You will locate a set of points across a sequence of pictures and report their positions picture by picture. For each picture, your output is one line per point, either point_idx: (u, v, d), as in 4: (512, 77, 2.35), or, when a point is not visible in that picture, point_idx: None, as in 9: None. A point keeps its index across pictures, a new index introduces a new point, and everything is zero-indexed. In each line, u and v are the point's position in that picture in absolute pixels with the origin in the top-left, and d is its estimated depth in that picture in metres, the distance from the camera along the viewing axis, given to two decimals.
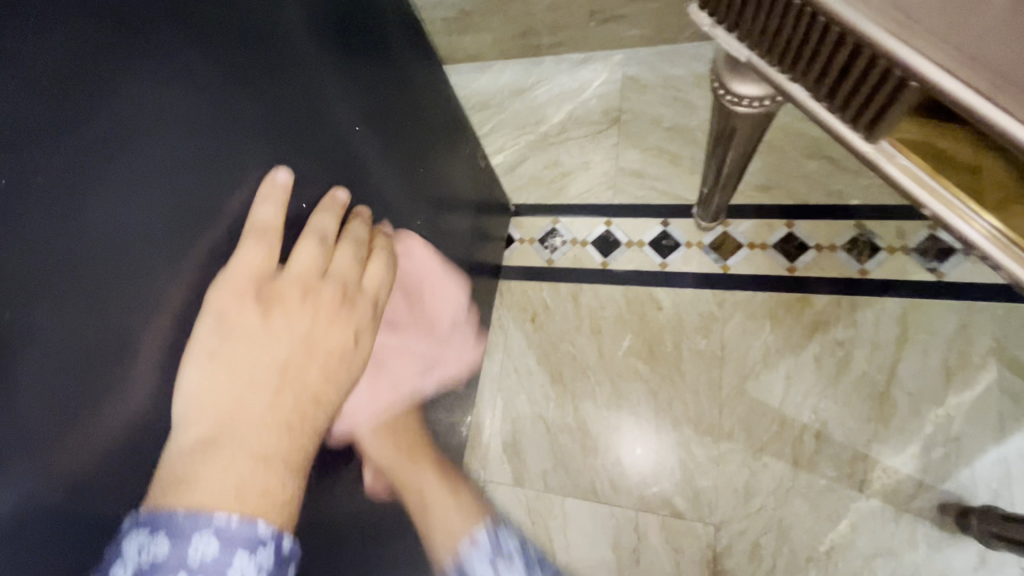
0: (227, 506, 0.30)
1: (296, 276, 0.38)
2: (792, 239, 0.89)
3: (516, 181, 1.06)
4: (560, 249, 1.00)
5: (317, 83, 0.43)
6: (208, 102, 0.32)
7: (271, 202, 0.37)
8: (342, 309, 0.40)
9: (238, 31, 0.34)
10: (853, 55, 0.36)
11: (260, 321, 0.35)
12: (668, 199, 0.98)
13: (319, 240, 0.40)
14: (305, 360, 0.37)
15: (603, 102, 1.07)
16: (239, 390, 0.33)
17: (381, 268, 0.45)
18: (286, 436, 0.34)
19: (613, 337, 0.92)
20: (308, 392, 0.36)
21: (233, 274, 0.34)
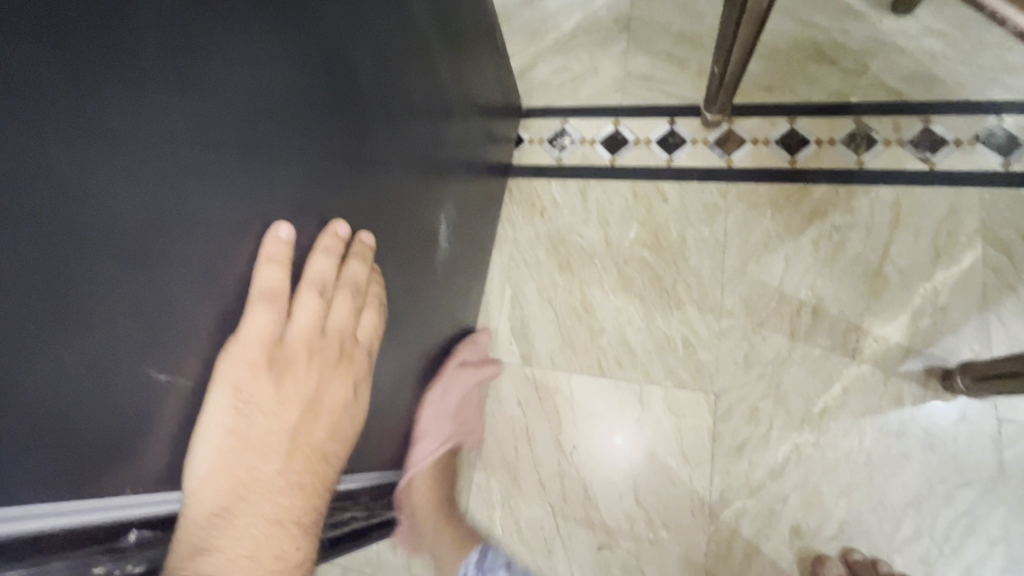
0: (248, 547, 0.39)
1: (301, 341, 0.43)
2: (794, 134, 0.93)
3: (526, 85, 1.07)
4: (568, 148, 1.02)
5: (335, 144, 0.44)
6: (222, 187, 0.34)
7: (277, 262, 0.39)
8: (339, 368, 0.46)
9: (258, 118, 0.36)
10: None
11: (271, 389, 0.40)
12: (675, 100, 1.00)
13: (319, 292, 0.43)
14: (312, 419, 0.44)
15: (613, 11, 1.09)
16: (253, 457, 0.39)
17: (372, 318, 0.49)
18: (297, 489, 0.42)
19: (620, 227, 0.95)
20: (315, 449, 0.44)
21: (243, 346, 0.38)
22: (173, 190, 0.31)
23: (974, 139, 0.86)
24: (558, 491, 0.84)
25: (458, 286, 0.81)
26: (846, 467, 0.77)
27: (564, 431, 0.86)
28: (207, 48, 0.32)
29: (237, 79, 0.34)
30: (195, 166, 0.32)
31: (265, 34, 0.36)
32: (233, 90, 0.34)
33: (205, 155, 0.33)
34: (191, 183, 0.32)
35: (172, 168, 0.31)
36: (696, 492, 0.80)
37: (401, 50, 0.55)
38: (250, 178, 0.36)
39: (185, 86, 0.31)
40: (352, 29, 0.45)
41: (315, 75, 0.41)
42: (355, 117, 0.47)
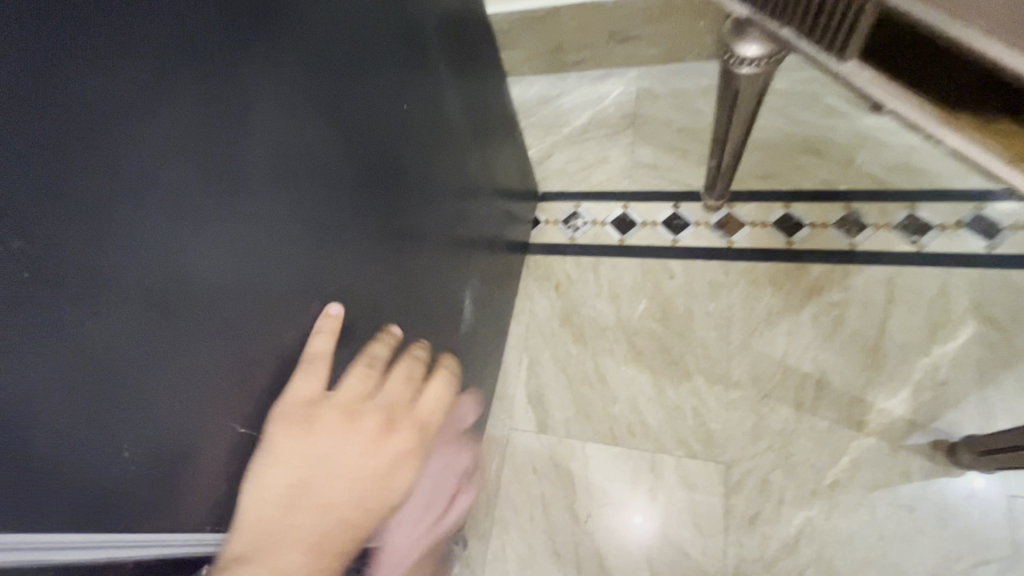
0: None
1: (346, 403, 0.44)
2: (789, 218, 1.01)
3: (543, 172, 1.19)
4: (581, 228, 1.11)
5: (357, 199, 0.48)
6: (246, 231, 0.36)
7: (323, 333, 0.44)
8: (389, 436, 0.47)
9: (276, 166, 0.38)
10: None
11: (307, 443, 0.41)
12: (679, 186, 1.10)
13: (369, 364, 0.49)
14: (353, 489, 0.43)
15: (620, 110, 1.22)
16: (281, 512, 0.39)
17: (437, 389, 0.54)
18: (321, 563, 0.39)
19: (630, 301, 1.02)
20: (349, 521, 0.42)
21: (287, 404, 0.41)
22: (193, 212, 0.32)
23: (957, 224, 0.94)
24: (574, 560, 0.85)
25: (478, 355, 0.88)
26: (860, 541, 0.78)
27: (579, 499, 0.89)
28: (237, 99, 0.34)
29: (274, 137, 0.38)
30: (230, 208, 0.34)
31: (305, 103, 0.40)
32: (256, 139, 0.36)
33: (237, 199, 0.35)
34: (210, 207, 0.33)
35: (207, 208, 0.33)
36: (711, 565, 0.81)
37: (428, 141, 0.63)
38: (278, 230, 0.39)
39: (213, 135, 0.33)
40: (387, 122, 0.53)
41: (348, 151, 0.46)
42: (376, 174, 0.51)
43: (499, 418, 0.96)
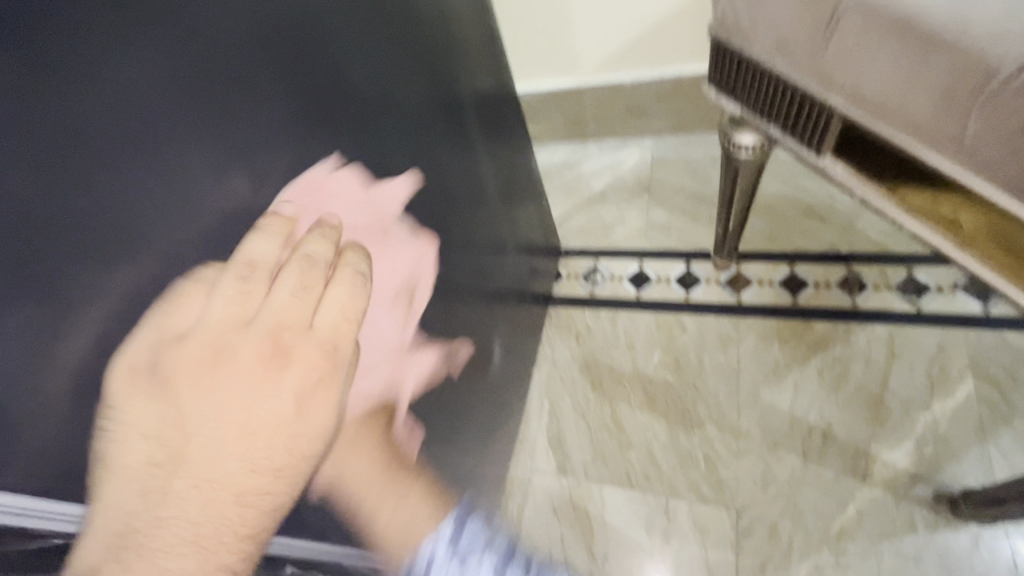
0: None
1: (220, 331, 0.35)
2: (794, 278, 1.09)
3: (564, 231, 1.30)
4: (600, 283, 1.21)
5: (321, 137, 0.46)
6: (163, 118, 0.32)
7: (189, 239, 0.34)
8: (275, 367, 0.38)
9: (199, 57, 0.34)
10: (803, 103, 0.58)
11: (154, 404, 0.31)
12: (690, 246, 1.20)
13: (245, 273, 0.37)
14: (239, 431, 0.36)
15: (636, 175, 1.34)
16: (143, 490, 0.30)
17: (337, 300, 0.45)
18: (216, 526, 0.33)
19: (645, 351, 1.09)
20: (236, 479, 0.35)
21: (123, 351, 0.30)
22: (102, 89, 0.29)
23: (953, 286, 1.00)
24: None
25: (505, 399, 0.96)
26: None
27: (596, 540, 0.94)
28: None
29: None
30: (94, 66, 0.28)
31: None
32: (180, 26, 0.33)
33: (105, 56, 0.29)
34: (120, 84, 0.30)
35: (65, 64, 0.27)
36: None
37: (457, 208, 0.74)
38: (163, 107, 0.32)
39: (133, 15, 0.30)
40: (356, 74, 0.51)
41: (276, 52, 0.41)
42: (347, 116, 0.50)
43: (521, 459, 1.03)
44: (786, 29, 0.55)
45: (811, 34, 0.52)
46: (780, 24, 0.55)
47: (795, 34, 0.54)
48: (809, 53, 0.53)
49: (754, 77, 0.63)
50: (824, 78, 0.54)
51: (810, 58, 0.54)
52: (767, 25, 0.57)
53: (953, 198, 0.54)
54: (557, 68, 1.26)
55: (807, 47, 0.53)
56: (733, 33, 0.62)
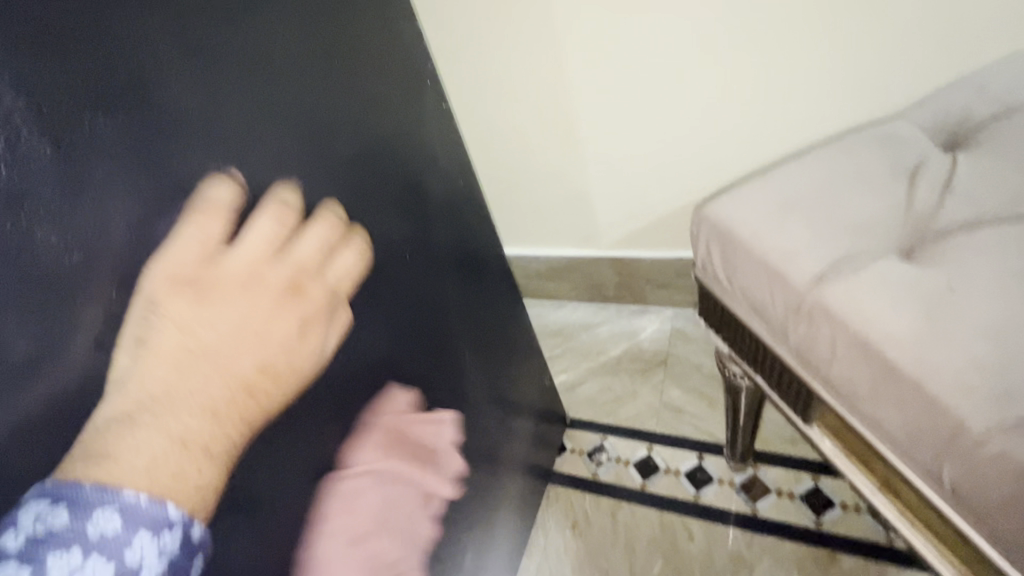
0: (150, 464, 0.36)
1: (247, 263, 0.42)
2: (818, 493, 0.98)
3: (574, 398, 1.26)
4: (605, 464, 1.14)
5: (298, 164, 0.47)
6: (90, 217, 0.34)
7: (227, 181, 0.41)
8: (281, 301, 0.45)
9: (136, 130, 0.36)
10: (783, 371, 0.56)
11: (190, 304, 0.39)
12: (704, 436, 1.12)
13: (280, 217, 0.45)
14: (238, 351, 0.42)
15: (653, 345, 1.30)
16: (168, 372, 0.38)
17: (344, 265, 0.52)
18: (212, 417, 0.40)
19: (645, 559, 1.00)
20: (236, 377, 0.41)
21: (168, 259, 0.38)
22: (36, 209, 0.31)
23: None
24: None
25: None
26: None
27: None
28: (96, 86, 0.33)
29: (135, 122, 0.35)
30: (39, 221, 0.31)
31: (197, 135, 0.39)
32: (115, 113, 0.34)
33: (83, 198, 0.33)
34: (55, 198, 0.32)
35: None
36: None
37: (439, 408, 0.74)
38: (115, 180, 0.35)
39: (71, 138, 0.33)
40: (338, 158, 0.51)
41: (245, 84, 0.42)
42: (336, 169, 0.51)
43: None
44: (755, 297, 0.53)
45: (781, 316, 0.50)
46: (750, 293, 0.54)
47: (766, 308, 0.52)
48: (780, 330, 0.52)
49: (735, 328, 0.61)
50: (795, 356, 0.51)
51: (781, 334, 0.52)
52: (739, 289, 0.56)
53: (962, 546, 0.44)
54: (578, 237, 1.30)
55: (778, 325, 0.51)
56: (711, 281, 0.60)
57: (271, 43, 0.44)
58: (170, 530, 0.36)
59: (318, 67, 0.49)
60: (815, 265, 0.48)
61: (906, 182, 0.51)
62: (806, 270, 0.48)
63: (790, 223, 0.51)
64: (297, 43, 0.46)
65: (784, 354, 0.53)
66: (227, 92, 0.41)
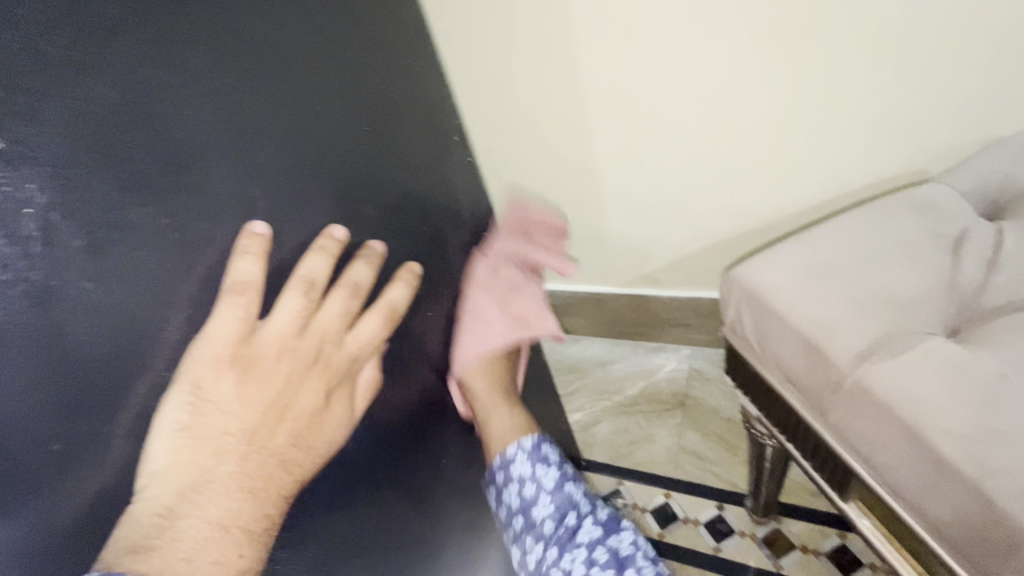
0: (189, 550, 0.37)
1: (276, 340, 0.44)
2: (845, 550, 0.94)
3: (589, 438, 1.24)
4: (621, 510, 1.11)
5: (322, 202, 0.47)
6: (127, 286, 0.35)
7: (251, 255, 0.41)
8: (307, 371, 0.46)
9: (172, 188, 0.36)
10: (818, 444, 0.53)
11: (231, 386, 0.41)
12: (724, 484, 1.09)
13: (304, 291, 0.45)
14: (270, 424, 0.43)
15: (671, 385, 1.27)
16: (208, 454, 0.39)
17: (370, 324, 0.51)
18: (248, 493, 0.40)
19: None
20: (271, 453, 0.43)
21: (207, 345, 0.40)
22: (79, 287, 0.32)
23: None
24: None
25: None
26: None
27: None
28: (136, 154, 0.34)
29: (173, 215, 0.37)
30: (78, 300, 0.32)
31: (227, 213, 0.40)
32: (151, 175, 0.35)
33: (121, 288, 0.34)
34: (93, 276, 0.33)
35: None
36: None
37: None
38: (151, 249, 0.36)
39: (112, 208, 0.33)
40: (360, 194, 0.52)
41: (272, 131, 0.43)
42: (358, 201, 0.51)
43: None
44: (790, 368, 0.51)
45: (819, 392, 0.48)
46: (784, 363, 0.52)
47: (802, 381, 0.50)
48: (817, 405, 0.50)
49: (765, 392, 0.59)
50: (833, 434, 0.49)
51: (818, 410, 0.50)
52: (771, 357, 0.54)
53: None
54: (595, 273, 1.28)
55: (815, 400, 0.49)
56: (740, 344, 0.59)
57: (292, 82, 0.44)
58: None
59: (339, 106, 0.49)
60: (855, 342, 0.46)
61: (948, 255, 0.49)
62: (844, 346, 0.46)
63: (826, 294, 0.49)
64: (318, 82, 0.46)
65: (817, 426, 0.51)
66: (254, 169, 0.41)
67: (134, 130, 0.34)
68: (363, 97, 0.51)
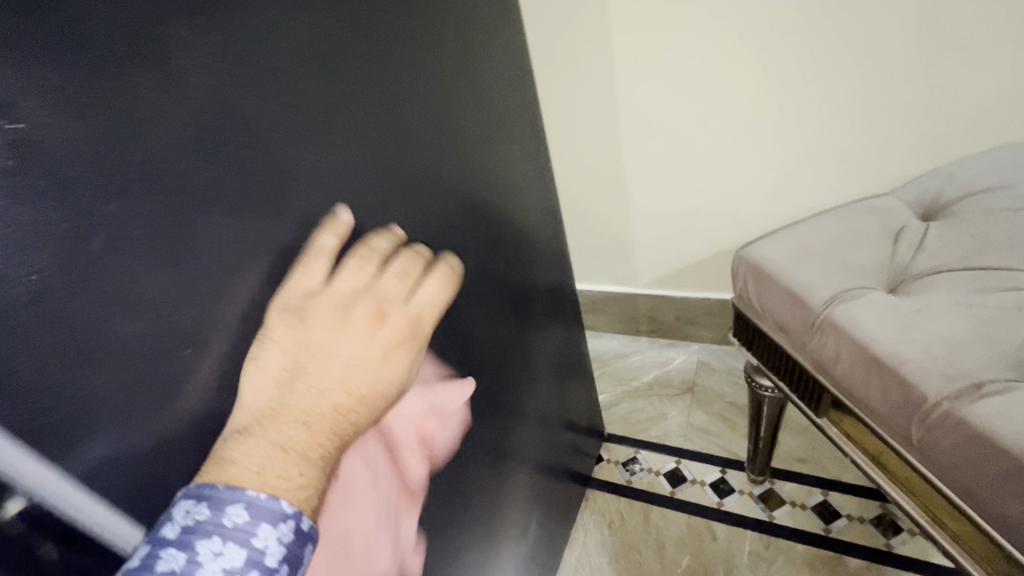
0: (257, 466, 0.37)
1: (341, 292, 0.46)
2: (827, 505, 1.14)
3: (610, 416, 1.43)
4: (638, 473, 1.30)
5: (456, 168, 0.66)
6: (336, 164, 0.49)
7: (332, 233, 0.48)
8: (372, 325, 0.46)
9: (382, 126, 0.53)
10: (802, 376, 0.74)
11: (299, 327, 0.43)
12: (726, 453, 1.28)
13: (366, 258, 0.49)
14: (338, 367, 0.43)
15: (681, 374, 1.48)
16: (282, 384, 0.41)
17: (429, 292, 0.55)
18: (306, 426, 0.40)
19: (674, 554, 1.14)
20: (332, 389, 0.42)
21: (284, 296, 0.44)
22: (286, 138, 0.44)
23: None
24: None
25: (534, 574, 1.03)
26: None
27: None
28: (364, 96, 0.51)
29: (373, 131, 0.52)
30: (281, 141, 0.44)
31: (406, 151, 0.56)
32: (371, 110, 0.52)
33: (321, 156, 0.47)
34: (300, 138, 0.45)
35: (255, 130, 0.42)
36: None
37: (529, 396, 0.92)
38: (348, 141, 0.50)
39: (339, 112, 0.48)
40: (479, 170, 0.70)
41: (436, 115, 0.61)
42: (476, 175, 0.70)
43: None
44: (781, 315, 0.73)
45: (800, 329, 0.70)
46: (777, 313, 0.73)
47: (789, 324, 0.72)
48: (798, 341, 0.71)
49: (764, 343, 0.80)
50: (809, 360, 0.71)
51: (800, 344, 0.71)
52: (767, 311, 0.75)
53: (920, 482, 0.62)
54: (619, 276, 1.50)
55: (798, 337, 0.71)
56: (745, 306, 0.80)
57: (450, 83, 0.64)
58: (285, 524, 0.37)
59: (473, 103, 0.68)
60: (825, 292, 0.67)
61: (891, 240, 0.71)
62: (818, 294, 0.68)
63: (807, 263, 0.71)
64: (463, 84, 0.66)
65: (801, 357, 0.72)
66: (424, 135, 0.59)
67: (369, 86, 0.51)
68: (491, 115, 0.74)
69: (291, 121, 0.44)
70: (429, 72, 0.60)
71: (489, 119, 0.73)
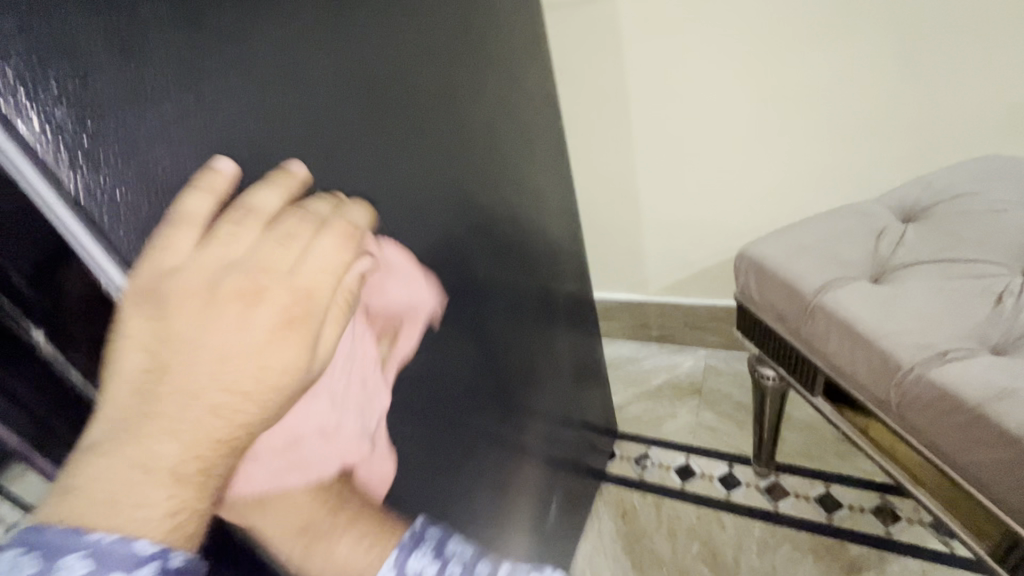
0: (109, 493, 0.31)
1: (203, 262, 0.35)
2: (829, 496, 1.21)
3: (622, 416, 1.50)
4: (649, 468, 1.37)
5: (499, 171, 0.77)
6: (414, 161, 0.59)
7: (204, 191, 0.38)
8: (249, 303, 0.35)
9: (446, 132, 0.64)
10: (798, 360, 0.83)
11: (153, 319, 0.34)
12: (733, 450, 1.35)
13: (244, 212, 0.37)
14: (207, 360, 0.34)
15: (690, 377, 1.56)
16: (133, 392, 0.33)
17: (334, 243, 0.39)
18: (176, 437, 0.32)
19: (685, 542, 1.21)
20: (198, 392, 0.33)
21: (139, 277, 0.35)
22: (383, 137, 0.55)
23: None
24: None
25: (554, 554, 1.10)
26: None
27: None
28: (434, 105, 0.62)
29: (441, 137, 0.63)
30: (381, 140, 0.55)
31: (460, 155, 0.67)
32: (438, 118, 0.63)
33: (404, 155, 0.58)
34: (391, 139, 0.56)
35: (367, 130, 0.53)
36: None
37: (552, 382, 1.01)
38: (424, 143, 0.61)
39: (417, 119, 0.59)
40: (513, 173, 0.81)
41: (485, 124, 0.72)
42: (512, 178, 0.80)
43: None
44: (778, 305, 0.82)
45: (795, 316, 0.79)
46: (775, 303, 0.82)
47: (786, 312, 0.81)
48: (794, 327, 0.80)
49: (764, 332, 0.89)
50: (805, 345, 0.79)
51: (796, 330, 0.80)
52: (767, 302, 0.84)
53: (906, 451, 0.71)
54: (630, 283, 1.60)
55: (793, 323, 0.80)
56: (747, 300, 0.89)
57: (496, 99, 0.75)
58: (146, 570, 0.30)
59: (512, 117, 0.79)
60: (817, 282, 0.77)
61: (875, 238, 0.81)
62: (811, 284, 0.77)
63: (802, 258, 0.80)
64: (505, 99, 0.77)
65: (796, 342, 0.81)
66: (474, 142, 0.70)
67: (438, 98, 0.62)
68: (524, 128, 0.85)
69: (387, 124, 0.55)
70: (479, 86, 0.70)
71: (523, 132, 0.84)
